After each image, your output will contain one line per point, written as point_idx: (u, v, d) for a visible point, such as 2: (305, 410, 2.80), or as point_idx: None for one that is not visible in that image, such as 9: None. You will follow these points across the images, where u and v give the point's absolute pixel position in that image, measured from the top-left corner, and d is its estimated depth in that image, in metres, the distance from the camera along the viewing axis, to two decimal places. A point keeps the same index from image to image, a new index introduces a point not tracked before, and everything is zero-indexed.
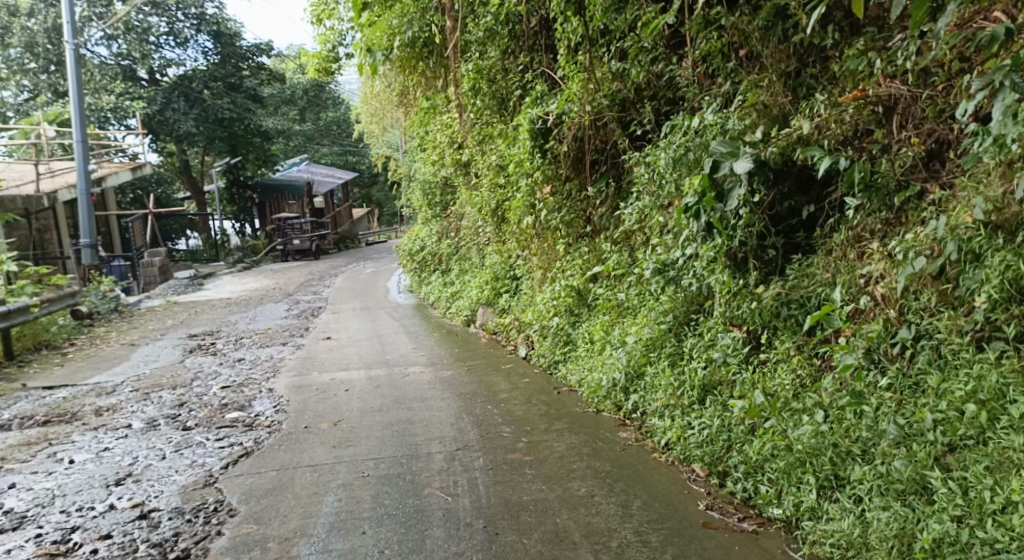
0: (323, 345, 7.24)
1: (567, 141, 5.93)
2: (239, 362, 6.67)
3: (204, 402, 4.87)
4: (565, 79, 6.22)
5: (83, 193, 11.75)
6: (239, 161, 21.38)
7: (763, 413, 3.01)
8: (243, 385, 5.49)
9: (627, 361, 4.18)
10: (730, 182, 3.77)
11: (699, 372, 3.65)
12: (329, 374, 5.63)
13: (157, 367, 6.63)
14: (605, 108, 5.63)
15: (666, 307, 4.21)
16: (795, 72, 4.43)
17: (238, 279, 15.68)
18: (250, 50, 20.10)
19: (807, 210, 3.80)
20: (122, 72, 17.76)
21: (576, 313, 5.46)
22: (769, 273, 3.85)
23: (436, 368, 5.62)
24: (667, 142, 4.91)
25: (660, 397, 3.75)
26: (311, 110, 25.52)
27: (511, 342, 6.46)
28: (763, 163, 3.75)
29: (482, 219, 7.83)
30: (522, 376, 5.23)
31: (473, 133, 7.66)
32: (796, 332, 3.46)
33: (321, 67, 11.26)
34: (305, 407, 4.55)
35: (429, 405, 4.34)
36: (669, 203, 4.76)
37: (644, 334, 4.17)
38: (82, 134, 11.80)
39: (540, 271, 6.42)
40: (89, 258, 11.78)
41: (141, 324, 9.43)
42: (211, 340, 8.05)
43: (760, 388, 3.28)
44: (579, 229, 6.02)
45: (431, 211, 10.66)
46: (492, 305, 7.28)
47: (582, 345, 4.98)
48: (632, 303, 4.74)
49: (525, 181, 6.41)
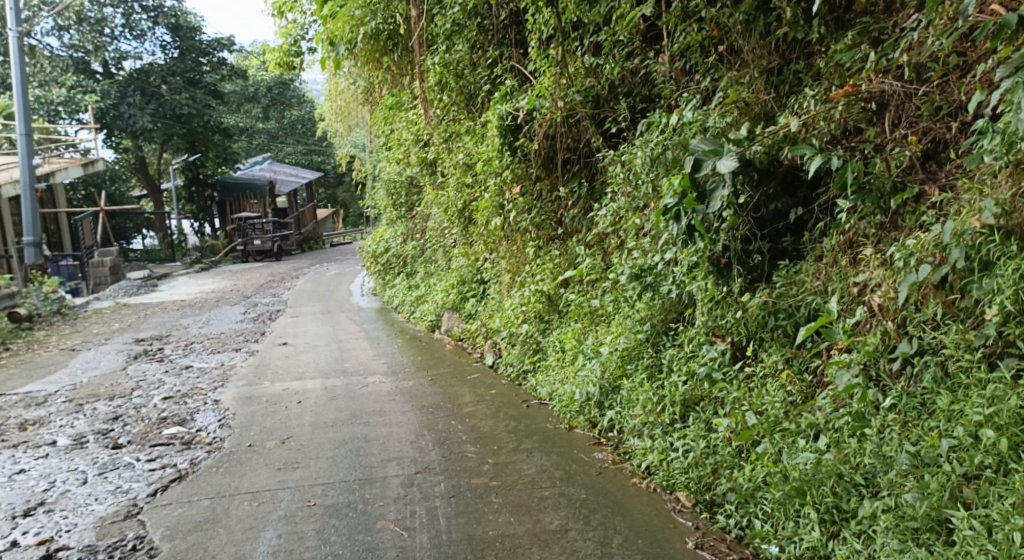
0: (278, 352, 6.83)
1: (537, 139, 5.64)
2: (185, 370, 6.23)
3: (141, 416, 4.46)
4: (537, 74, 5.93)
5: (27, 189, 11.12)
6: (198, 159, 20.73)
7: (753, 435, 2.75)
8: (187, 396, 5.07)
9: (601, 373, 3.90)
10: (713, 182, 3.52)
11: (680, 387, 3.38)
12: (281, 384, 5.25)
13: (96, 375, 6.17)
14: (578, 104, 5.34)
15: (643, 315, 3.95)
16: (777, 68, 4.22)
17: (195, 280, 15.11)
18: (210, 45, 19.49)
19: (794, 213, 3.55)
20: (74, 64, 17.05)
21: (546, 319, 5.18)
22: (754, 281, 3.59)
23: (397, 378, 5.28)
24: (644, 141, 4.65)
25: (638, 413, 3.48)
26: (275, 108, 24.92)
27: (477, 349, 6.15)
28: (749, 162, 3.49)
29: (448, 221, 7.51)
30: (490, 387, 4.91)
31: (439, 130, 7.35)
32: (784, 344, 3.21)
33: (281, 62, 10.81)
34: (252, 421, 4.17)
35: (388, 420, 4.01)
36: (646, 205, 4.50)
37: (619, 343, 3.89)
38: (26, 127, 11.18)
39: (508, 275, 6.10)
40: (32, 256, 11.18)
41: (85, 328, 8.90)
42: (158, 345, 7.59)
43: (747, 407, 3.02)
44: (550, 231, 5.72)
45: (396, 211, 10.29)
46: (458, 310, 6.95)
47: (552, 355, 4.68)
48: (606, 310, 4.45)
49: (493, 180, 6.11)
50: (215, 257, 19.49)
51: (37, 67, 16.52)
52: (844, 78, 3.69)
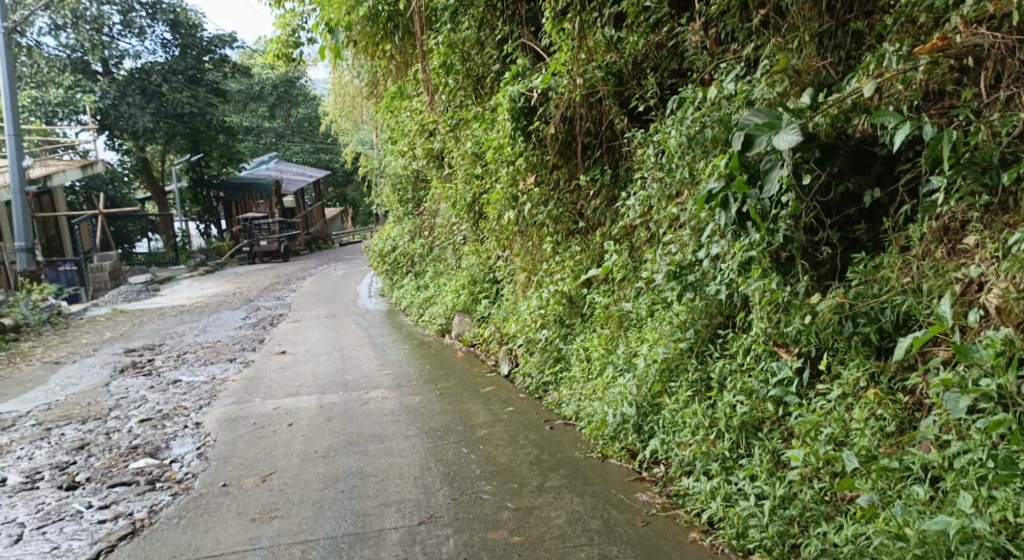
0: (275, 362, 6.28)
1: (553, 122, 5.04)
2: (172, 385, 5.69)
3: (110, 445, 3.92)
4: (552, 51, 5.33)
5: (18, 192, 10.64)
6: (202, 159, 20.27)
7: (852, 483, 2.18)
8: (168, 417, 4.54)
9: (638, 391, 3.34)
10: (769, 161, 2.98)
11: (739, 411, 2.80)
12: (273, 401, 4.69)
13: (73, 392, 5.64)
14: (599, 82, 4.73)
15: (684, 319, 3.40)
16: (831, 31, 3.62)
17: (198, 284, 14.65)
18: (212, 42, 18.96)
19: (870, 196, 2.93)
20: (72, 64, 16.56)
21: (568, 324, 4.61)
22: (822, 280, 2.98)
23: (402, 392, 4.72)
24: (678, 120, 4.06)
25: (686, 439, 2.93)
26: (281, 106, 24.41)
27: (492, 356, 5.59)
28: (812, 135, 2.93)
29: (456, 216, 6.94)
30: (507, 403, 4.33)
31: (445, 118, 6.79)
32: (868, 357, 2.63)
33: (280, 54, 10.22)
34: (233, 451, 3.62)
35: (389, 448, 3.46)
36: (680, 193, 3.94)
37: (658, 354, 3.34)
38: (15, 128, 10.69)
39: (523, 274, 5.54)
40: (25, 263, 10.73)
41: (75, 338, 8.39)
42: (149, 356, 7.06)
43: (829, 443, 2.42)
44: (569, 225, 5.12)
45: (402, 208, 9.71)
46: (469, 313, 6.40)
47: (577, 366, 4.12)
48: (639, 314, 3.88)
49: (505, 169, 5.52)
50: (221, 259, 19.07)
51: (34, 68, 16.13)
52: (919, 36, 3.08)
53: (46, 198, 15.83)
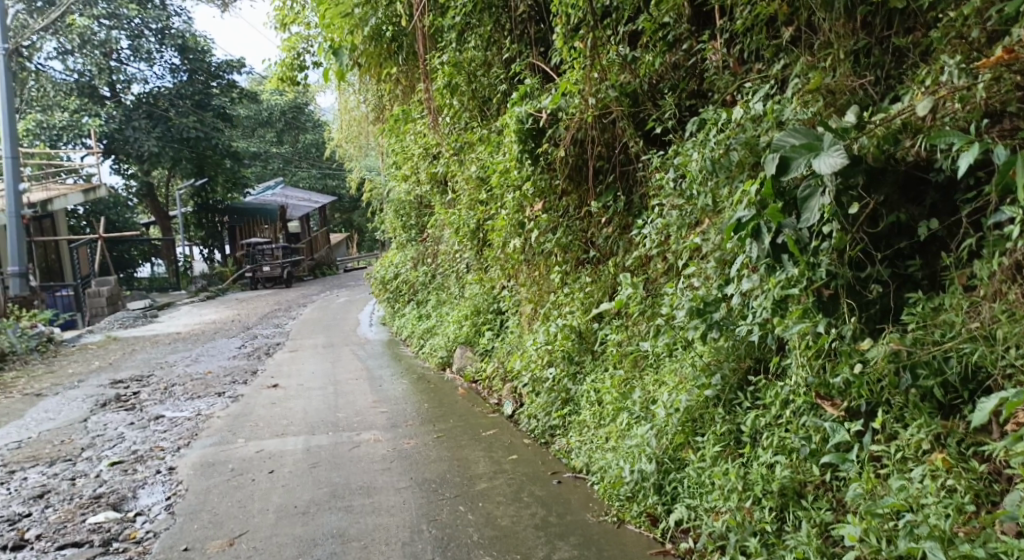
0: (265, 397, 5.90)
1: (563, 144, 4.72)
2: (154, 421, 5.32)
3: (71, 493, 3.56)
4: (562, 70, 5.03)
5: (13, 215, 10.37)
6: (207, 183, 20.11)
7: None
8: (142, 459, 4.17)
9: (657, 443, 2.98)
10: (807, 186, 2.67)
11: (782, 475, 2.44)
12: (256, 442, 4.32)
13: (48, 429, 5.27)
14: (613, 101, 4.40)
15: (708, 362, 3.05)
16: (868, 48, 3.31)
17: (197, 310, 14.35)
18: (220, 67, 18.83)
19: (926, 227, 2.58)
20: (78, 88, 16.30)
21: (577, 362, 4.25)
22: (872, 322, 2.62)
23: (396, 434, 4.34)
24: (699, 142, 3.73)
25: (715, 503, 2.59)
26: (289, 132, 24.32)
27: (494, 394, 5.22)
28: (856, 159, 2.61)
29: (459, 243, 6.62)
30: (509, 449, 3.94)
31: (449, 140, 6.48)
32: (932, 415, 2.27)
33: (284, 77, 9.99)
34: (203, 504, 3.24)
35: (379, 503, 3.10)
36: (702, 221, 3.61)
37: (681, 402, 2.99)
38: (13, 150, 10.42)
39: (529, 305, 5.20)
40: (18, 288, 10.43)
41: (61, 367, 8.04)
42: (135, 388, 6.71)
43: (904, 528, 2.02)
44: (579, 254, 4.78)
45: (405, 234, 9.41)
46: (471, 345, 6.06)
47: (587, 410, 3.74)
48: (657, 355, 3.52)
49: (511, 195, 5.19)
50: (223, 284, 18.80)
51: (40, 91, 15.87)
52: (971, 51, 2.74)
53: (48, 221, 15.61)
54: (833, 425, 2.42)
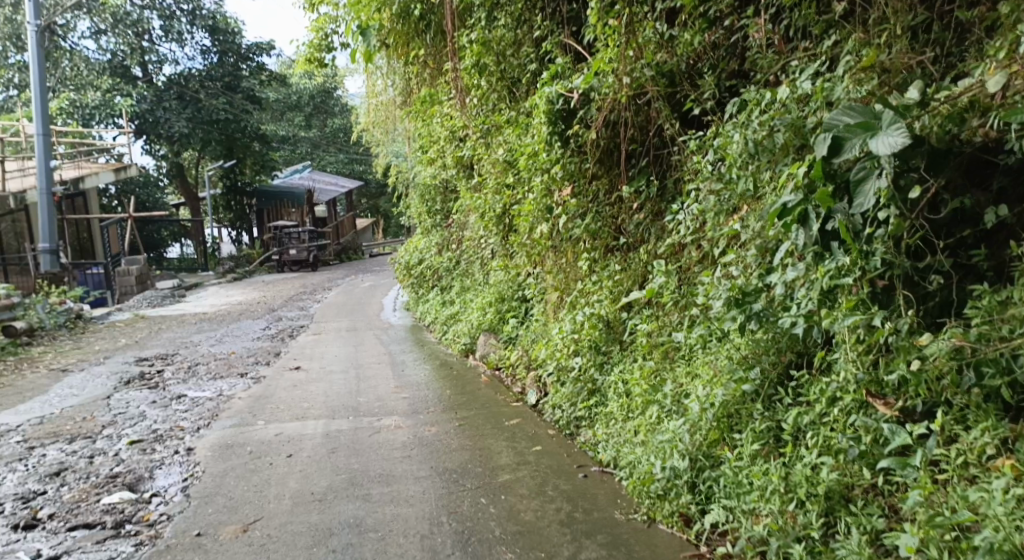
0: (286, 379, 5.83)
1: (595, 126, 4.53)
2: (175, 400, 5.27)
3: (88, 472, 3.50)
4: (595, 49, 4.84)
5: (43, 192, 10.43)
6: (235, 165, 20.19)
7: None
8: (161, 439, 4.10)
9: (690, 439, 2.83)
10: (862, 169, 2.50)
11: (829, 478, 2.28)
12: (275, 425, 4.23)
13: (70, 405, 5.25)
14: (648, 81, 4.20)
15: (746, 355, 2.88)
16: (926, 24, 3.08)
17: (223, 291, 14.41)
18: (250, 49, 18.84)
19: (993, 214, 2.38)
20: (111, 68, 16.38)
21: (604, 352, 4.10)
22: (930, 316, 2.44)
23: (417, 421, 4.22)
24: (740, 124, 3.52)
25: (755, 505, 2.44)
26: (317, 116, 24.34)
27: (517, 383, 5.09)
28: (918, 139, 2.42)
29: (485, 228, 6.47)
30: (533, 440, 3.80)
31: (475, 122, 6.33)
32: (998, 418, 2.09)
33: (312, 58, 9.88)
34: (219, 487, 3.15)
35: (399, 492, 2.99)
36: (741, 208, 3.43)
37: (716, 397, 2.83)
38: (44, 128, 10.46)
39: (555, 293, 5.05)
40: (48, 265, 10.51)
41: (87, 344, 8.07)
42: (157, 366, 6.68)
43: (968, 544, 1.85)
44: (608, 241, 4.62)
45: (430, 219, 9.30)
46: (495, 333, 5.93)
47: (615, 402, 3.60)
48: (690, 346, 3.36)
49: (539, 178, 5.03)
50: (249, 266, 18.90)
51: (74, 71, 15.88)
52: None
53: (79, 200, 15.77)
54: (893, 427, 2.26)
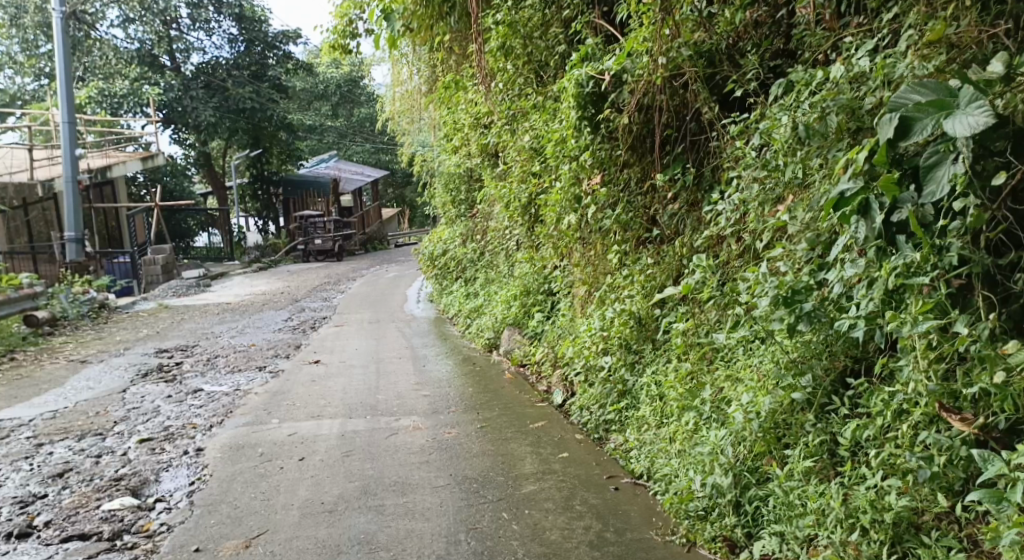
0: (305, 374, 5.66)
1: (627, 110, 4.24)
2: (191, 395, 5.12)
3: (92, 473, 3.34)
4: (628, 29, 4.55)
5: (69, 181, 10.40)
6: (262, 154, 20.18)
7: None
8: (172, 437, 3.94)
9: (734, 452, 2.58)
10: (934, 153, 2.21)
11: (900, 505, 2.03)
12: (289, 425, 4.05)
13: (84, 399, 5.13)
14: (685, 61, 3.88)
15: (796, 360, 2.61)
16: None
17: (248, 280, 14.39)
18: (277, 37, 18.71)
19: None
20: (138, 56, 16.29)
21: (636, 351, 3.85)
22: (1015, 319, 2.12)
23: (436, 422, 4.01)
24: (787, 106, 3.19)
25: (811, 531, 2.20)
26: (344, 106, 24.28)
27: (543, 380, 4.86)
28: (1003, 119, 2.11)
29: (510, 219, 6.23)
30: (559, 446, 3.56)
31: (501, 108, 6.08)
32: None
33: (336, 45, 9.68)
34: (226, 494, 2.96)
35: (415, 504, 2.78)
36: (787, 197, 3.14)
37: (763, 405, 2.56)
38: (69, 116, 10.40)
39: (583, 287, 4.81)
40: (73, 254, 10.49)
41: (108, 334, 8.00)
42: (176, 358, 6.56)
43: None
44: (640, 233, 4.36)
45: (455, 209, 9.08)
46: (520, 327, 5.71)
47: (648, 407, 3.34)
48: (730, 348, 3.09)
49: (567, 166, 4.76)
50: (275, 256, 18.88)
51: (103, 60, 15.94)
52: None
53: (107, 189, 15.86)
54: (983, 455, 1.94)
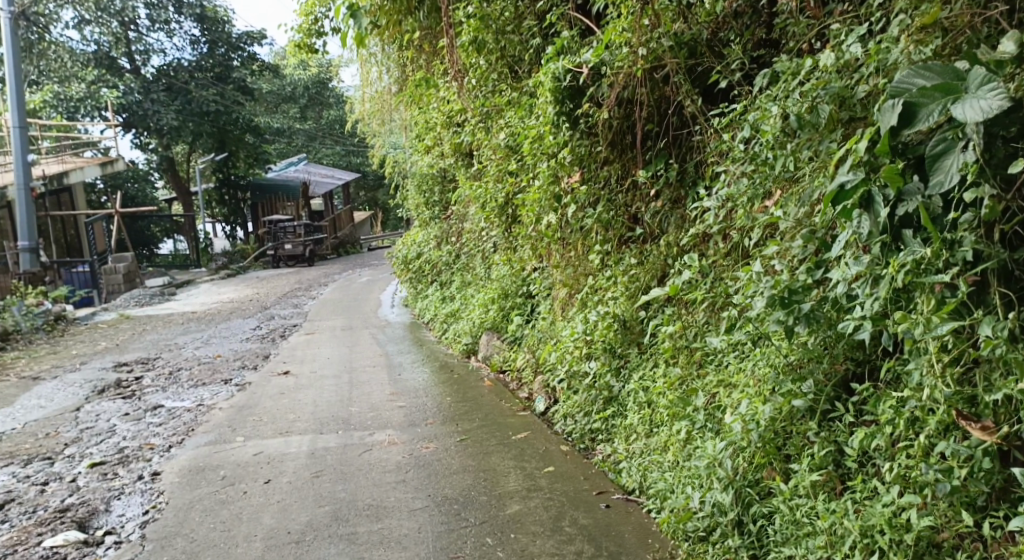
0: (274, 386, 5.40)
1: (607, 104, 4.06)
2: (150, 412, 4.84)
3: (35, 505, 3.07)
4: (605, 20, 4.37)
5: (22, 188, 9.96)
6: (228, 159, 19.72)
7: None
8: (126, 460, 3.66)
9: (733, 466, 2.41)
10: (941, 141, 2.06)
11: (921, 524, 1.88)
12: (255, 443, 3.79)
13: (34, 419, 4.81)
14: (666, 52, 3.70)
15: (796, 364, 2.44)
16: None
17: (216, 288, 14.01)
18: (241, 38, 18.25)
19: None
20: (96, 59, 15.82)
21: (621, 356, 3.67)
22: None
23: (412, 436, 3.79)
24: (776, 95, 3.02)
25: (823, 554, 2.04)
26: (312, 108, 23.88)
27: (525, 387, 4.66)
28: (1016, 103, 1.96)
29: (486, 219, 6.02)
30: (544, 459, 3.36)
31: (474, 104, 5.87)
32: None
33: (302, 44, 9.38)
34: (182, 524, 2.72)
35: (389, 531, 2.56)
36: (778, 192, 2.97)
37: (763, 414, 2.39)
38: (20, 121, 9.96)
39: (564, 290, 4.62)
40: (28, 264, 10.06)
41: (65, 348, 7.63)
42: (136, 372, 6.25)
43: None
44: (622, 232, 4.19)
45: (428, 211, 8.85)
46: (499, 331, 5.51)
47: (637, 416, 3.16)
48: (722, 353, 2.92)
49: (544, 164, 4.56)
50: (243, 262, 18.41)
51: (57, 62, 15.36)
52: None
53: (66, 196, 15.34)
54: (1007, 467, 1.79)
